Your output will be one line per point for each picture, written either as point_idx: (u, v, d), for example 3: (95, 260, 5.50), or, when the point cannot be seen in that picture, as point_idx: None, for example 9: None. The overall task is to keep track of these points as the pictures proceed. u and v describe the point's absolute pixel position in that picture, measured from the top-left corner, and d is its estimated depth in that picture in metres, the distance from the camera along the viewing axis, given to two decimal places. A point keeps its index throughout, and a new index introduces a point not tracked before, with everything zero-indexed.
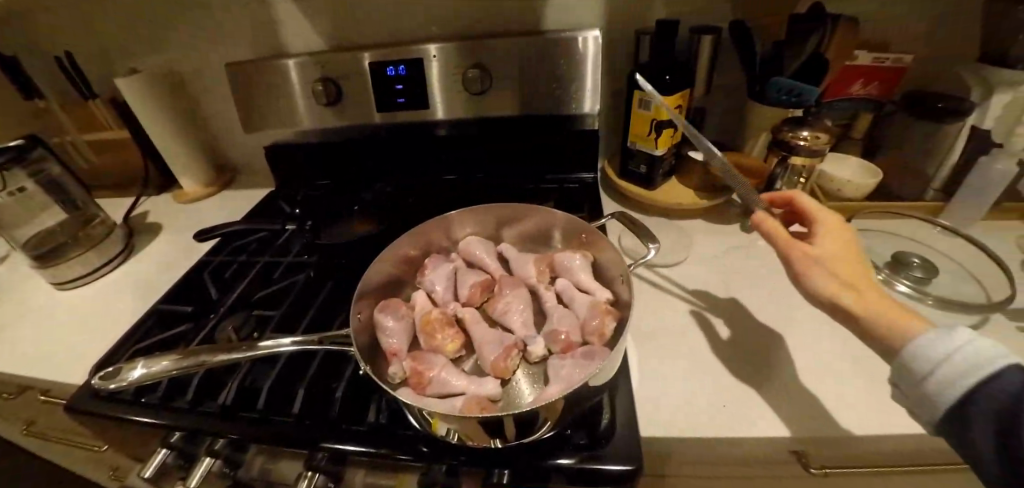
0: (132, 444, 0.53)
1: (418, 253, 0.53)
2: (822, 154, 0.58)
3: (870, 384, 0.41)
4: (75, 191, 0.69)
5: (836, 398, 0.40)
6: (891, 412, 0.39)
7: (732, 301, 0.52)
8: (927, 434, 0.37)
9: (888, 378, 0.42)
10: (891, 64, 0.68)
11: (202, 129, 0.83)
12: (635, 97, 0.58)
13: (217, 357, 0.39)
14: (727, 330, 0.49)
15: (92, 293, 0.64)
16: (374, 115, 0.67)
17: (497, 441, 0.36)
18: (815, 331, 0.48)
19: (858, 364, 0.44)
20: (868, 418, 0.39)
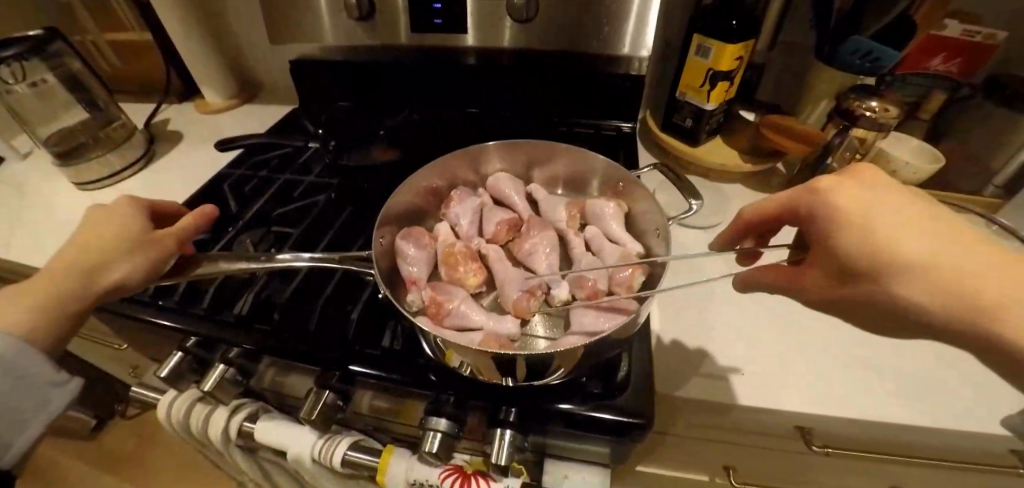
0: (149, 345, 0.55)
1: (444, 186, 0.51)
2: (887, 129, 0.51)
3: (885, 379, 0.41)
4: (98, 90, 0.66)
5: (848, 383, 0.40)
6: (900, 401, 0.39)
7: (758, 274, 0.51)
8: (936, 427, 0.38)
9: (905, 372, 0.42)
10: (980, 41, 0.57)
11: (227, 38, 0.79)
12: (693, 43, 0.53)
13: (236, 266, 0.38)
14: (752, 302, 0.48)
15: (113, 196, 0.63)
16: (401, 36, 0.63)
17: (509, 380, 0.35)
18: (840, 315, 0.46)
19: (878, 355, 0.43)
20: (881, 403, 0.39)
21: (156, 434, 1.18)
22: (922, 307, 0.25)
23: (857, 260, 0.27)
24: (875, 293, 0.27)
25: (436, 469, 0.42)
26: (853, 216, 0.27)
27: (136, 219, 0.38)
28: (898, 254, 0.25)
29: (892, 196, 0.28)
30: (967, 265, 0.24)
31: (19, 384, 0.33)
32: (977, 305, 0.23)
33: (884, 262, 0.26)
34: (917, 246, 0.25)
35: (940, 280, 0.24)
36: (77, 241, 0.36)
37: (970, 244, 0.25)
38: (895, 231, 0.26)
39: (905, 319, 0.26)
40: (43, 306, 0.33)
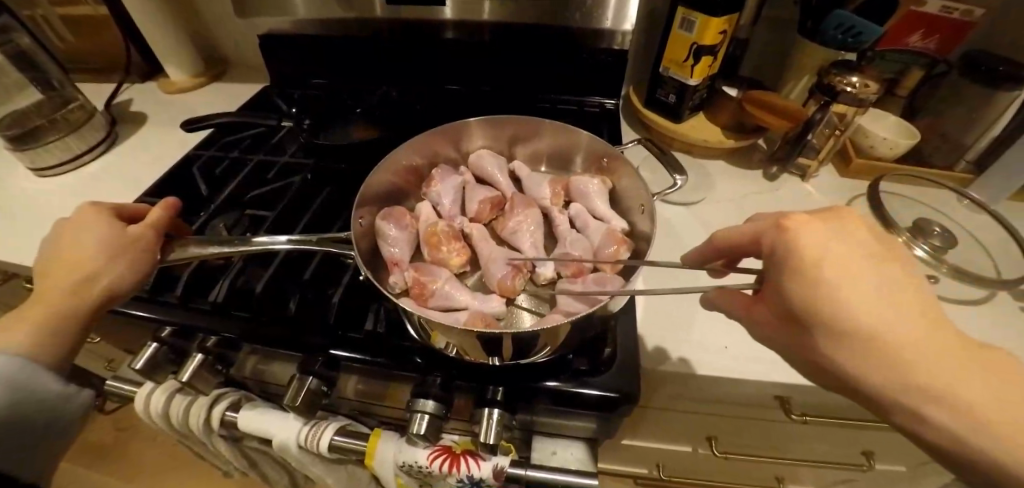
0: (121, 335, 0.52)
1: (425, 164, 0.50)
2: (866, 104, 0.51)
3: None
4: (52, 69, 0.61)
5: None
6: None
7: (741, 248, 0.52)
8: None
9: None
10: (959, 16, 0.57)
11: (191, 11, 0.75)
12: (678, 16, 0.52)
13: (210, 251, 0.36)
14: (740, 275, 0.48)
15: (74, 182, 0.60)
16: (376, 9, 0.62)
17: (495, 359, 0.35)
18: None
19: None
20: None
21: (138, 426, 1.16)
22: (857, 376, 0.22)
23: (805, 312, 0.23)
24: (815, 348, 0.23)
25: (424, 450, 0.42)
26: (816, 263, 0.23)
27: (104, 224, 0.35)
28: (850, 317, 0.22)
29: (864, 246, 0.24)
30: (916, 343, 0.21)
31: (30, 400, 0.30)
32: (910, 387, 0.21)
33: (832, 322, 0.22)
34: (873, 313, 0.21)
35: (883, 355, 0.21)
36: (52, 258, 0.34)
37: (926, 317, 0.21)
38: (855, 290, 0.22)
39: (835, 382, 0.23)
40: (46, 330, 0.31)
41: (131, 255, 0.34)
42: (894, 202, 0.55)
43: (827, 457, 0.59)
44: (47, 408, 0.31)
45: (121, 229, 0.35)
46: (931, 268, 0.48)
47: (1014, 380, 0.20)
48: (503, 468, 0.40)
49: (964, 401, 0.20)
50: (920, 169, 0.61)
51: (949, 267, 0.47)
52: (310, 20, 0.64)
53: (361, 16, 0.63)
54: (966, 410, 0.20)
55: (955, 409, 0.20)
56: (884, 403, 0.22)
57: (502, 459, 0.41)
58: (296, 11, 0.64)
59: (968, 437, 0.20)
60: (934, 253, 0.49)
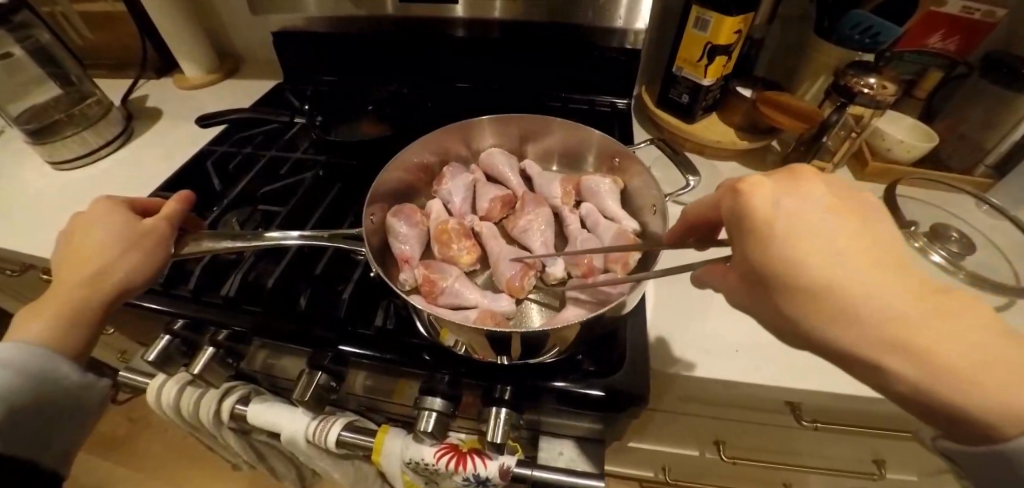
0: (134, 327, 0.53)
1: (436, 161, 0.50)
2: (885, 106, 0.50)
3: None
4: (70, 65, 0.63)
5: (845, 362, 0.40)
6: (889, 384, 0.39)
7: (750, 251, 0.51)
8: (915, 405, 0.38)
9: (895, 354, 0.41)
10: (981, 17, 0.55)
11: (206, 8, 0.76)
12: (692, 16, 0.52)
13: (222, 245, 0.36)
14: None
15: (91, 177, 0.61)
16: (387, 6, 0.62)
17: (503, 358, 0.35)
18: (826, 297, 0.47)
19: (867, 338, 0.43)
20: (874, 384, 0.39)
21: (149, 417, 1.18)
22: (818, 333, 0.21)
23: (765, 273, 0.23)
24: (778, 310, 0.23)
25: (431, 448, 0.42)
26: (771, 224, 0.23)
27: (117, 218, 0.35)
28: (805, 273, 0.21)
29: (821, 204, 0.23)
30: (875, 293, 0.20)
31: (52, 389, 0.31)
32: (871, 339, 0.20)
33: (792, 280, 0.22)
34: (828, 267, 0.21)
35: (841, 308, 0.20)
36: (66, 254, 0.34)
37: (883, 266, 0.21)
38: (808, 243, 0.21)
39: (801, 340, 0.23)
40: (60, 323, 0.31)
41: (142, 246, 0.35)
42: (909, 205, 0.54)
43: (837, 463, 0.58)
44: (65, 395, 0.32)
45: (131, 222, 0.35)
46: (947, 274, 0.47)
47: (976, 323, 0.20)
48: (509, 468, 0.40)
49: (926, 347, 0.19)
50: (937, 172, 0.60)
51: (965, 273, 0.46)
52: (322, 17, 0.65)
53: (372, 10, 0.63)
54: (932, 357, 0.19)
55: (918, 359, 0.19)
56: (850, 357, 0.21)
57: (508, 458, 0.41)
58: (307, 7, 0.64)
59: (939, 387, 0.19)
60: (951, 259, 0.48)
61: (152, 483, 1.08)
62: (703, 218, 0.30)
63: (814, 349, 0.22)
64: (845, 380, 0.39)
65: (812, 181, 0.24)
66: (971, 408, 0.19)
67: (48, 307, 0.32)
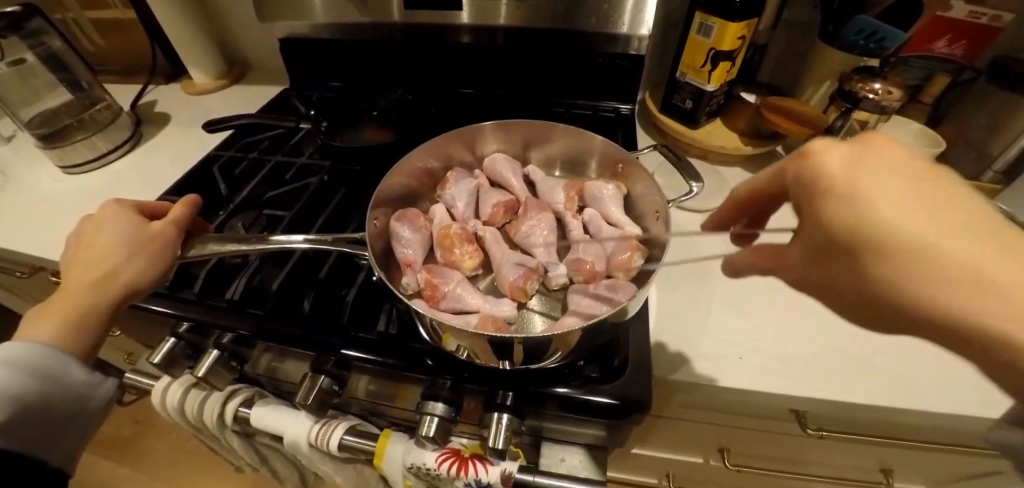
0: (140, 330, 0.54)
1: (439, 166, 0.50)
2: (890, 112, 0.50)
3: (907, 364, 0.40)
4: (81, 71, 0.64)
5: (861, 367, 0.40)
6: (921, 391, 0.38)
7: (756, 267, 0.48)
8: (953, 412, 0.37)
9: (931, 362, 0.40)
10: (989, 22, 0.55)
11: (215, 15, 0.77)
12: (695, 21, 0.52)
13: (227, 248, 0.37)
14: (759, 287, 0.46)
15: (98, 180, 0.62)
16: (393, 13, 0.63)
17: (505, 363, 0.35)
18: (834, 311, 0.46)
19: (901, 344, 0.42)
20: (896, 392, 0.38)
21: (152, 421, 1.18)
22: (912, 294, 0.19)
23: (842, 232, 0.21)
24: (858, 274, 0.21)
25: (432, 453, 0.42)
26: (848, 183, 0.21)
27: (127, 219, 0.36)
28: (892, 228, 0.20)
29: (905, 162, 0.21)
30: (979, 249, 0.18)
31: (55, 388, 0.31)
32: (978, 298, 0.18)
33: (877, 238, 0.20)
34: (918, 225, 0.19)
35: (937, 267, 0.19)
36: (76, 255, 0.35)
37: (979, 225, 0.19)
38: (894, 200, 0.20)
39: (885, 306, 0.21)
40: (67, 323, 0.31)
41: (149, 247, 0.35)
42: None
43: (842, 473, 0.57)
44: (70, 395, 0.32)
45: (140, 223, 0.36)
46: None
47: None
48: (511, 474, 0.40)
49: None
50: (945, 177, 0.59)
51: None
52: (328, 24, 0.66)
53: (378, 16, 0.64)
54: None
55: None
56: (947, 322, 0.19)
57: (510, 464, 0.41)
58: (314, 13, 0.65)
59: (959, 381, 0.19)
60: None
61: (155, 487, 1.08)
62: (765, 194, 0.28)
63: (899, 316, 0.20)
64: (850, 388, 0.38)
65: (888, 142, 0.22)
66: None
67: (54, 309, 0.32)
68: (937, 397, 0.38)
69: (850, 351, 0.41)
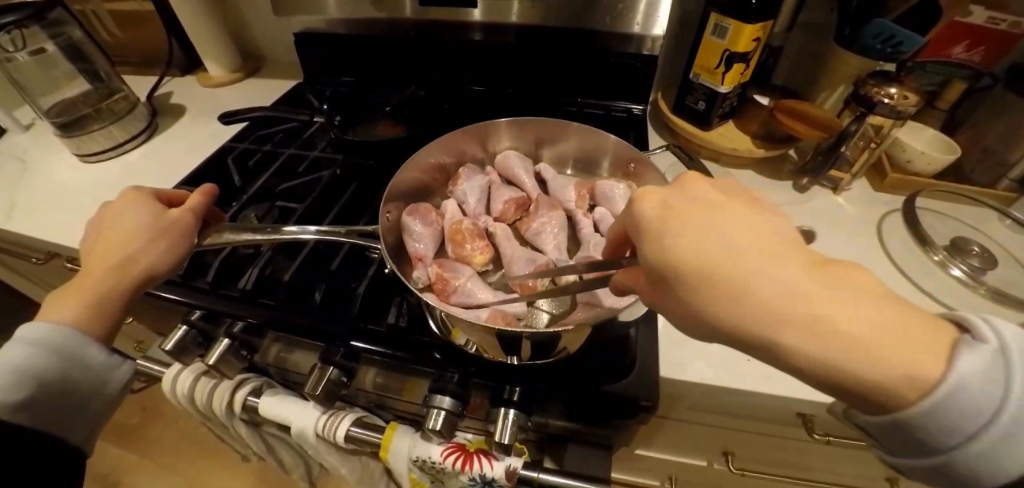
0: (154, 318, 0.55)
1: (451, 162, 0.51)
2: (906, 116, 0.50)
3: None
4: (100, 62, 0.65)
5: None
6: None
7: None
8: None
9: None
10: (1007, 28, 0.54)
11: (231, 8, 0.78)
12: (710, 23, 0.52)
13: (242, 237, 0.37)
14: None
15: (115, 169, 0.63)
16: (407, 9, 0.63)
17: (513, 358, 0.35)
18: None
19: None
20: None
21: (161, 408, 1.20)
22: (714, 313, 0.20)
23: (660, 264, 0.23)
24: (679, 302, 0.22)
25: (438, 447, 0.42)
26: (661, 220, 0.23)
27: (146, 206, 0.37)
28: (688, 256, 0.21)
29: (707, 197, 0.23)
30: (757, 267, 0.20)
31: (75, 370, 0.32)
32: (757, 313, 0.19)
33: (680, 268, 0.22)
34: (708, 253, 0.21)
35: (721, 287, 0.20)
36: (95, 240, 0.36)
37: (766, 242, 0.21)
38: (688, 233, 0.22)
39: (706, 331, 0.22)
40: (82, 307, 0.32)
41: (165, 234, 0.36)
42: (928, 216, 0.53)
43: (847, 479, 0.57)
44: (90, 377, 0.32)
45: (158, 211, 0.37)
46: (968, 288, 0.46)
47: (866, 288, 0.19)
48: (516, 469, 0.40)
49: (818, 316, 0.18)
50: (959, 185, 0.58)
51: (987, 289, 0.45)
52: (342, 19, 0.66)
53: (391, 12, 0.64)
54: (826, 329, 0.18)
55: (814, 329, 0.18)
56: (747, 337, 0.20)
57: (515, 460, 0.41)
58: (327, 8, 0.65)
59: None
60: (973, 274, 0.46)
61: (163, 474, 1.10)
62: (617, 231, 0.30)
63: (722, 337, 0.21)
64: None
65: (698, 180, 0.25)
66: (868, 385, 0.17)
67: (73, 293, 0.32)
68: None
69: None
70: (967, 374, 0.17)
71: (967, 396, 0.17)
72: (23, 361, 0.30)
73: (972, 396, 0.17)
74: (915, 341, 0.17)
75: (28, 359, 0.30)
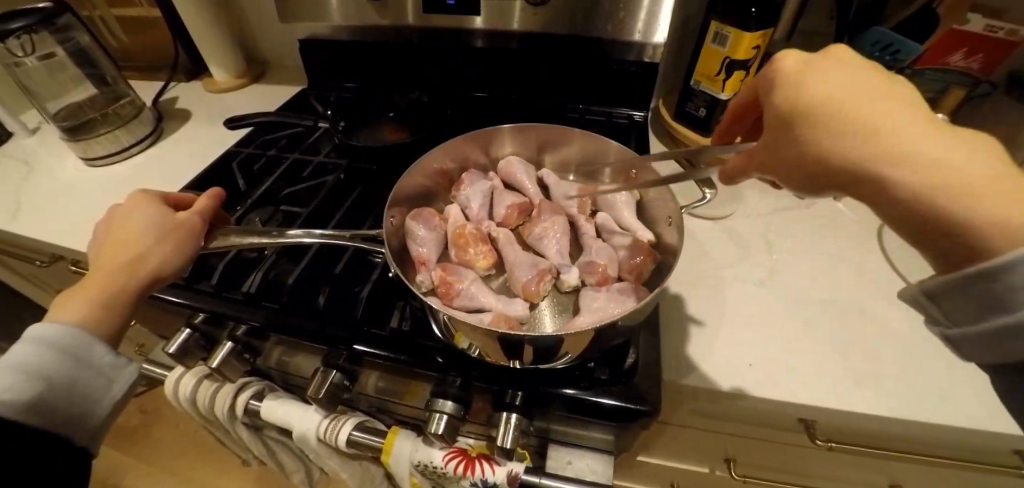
0: (157, 321, 0.55)
1: (454, 168, 0.51)
2: None
3: (889, 371, 0.40)
4: (106, 65, 0.66)
5: (853, 375, 0.40)
6: (900, 398, 0.38)
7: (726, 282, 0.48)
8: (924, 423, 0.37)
9: (922, 376, 0.40)
10: (1004, 35, 0.53)
11: (236, 14, 0.79)
12: (710, 31, 0.52)
13: (248, 241, 0.38)
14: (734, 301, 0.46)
15: (119, 173, 0.63)
16: (410, 15, 0.64)
17: (515, 363, 0.35)
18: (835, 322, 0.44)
19: (887, 356, 0.41)
20: (881, 399, 0.38)
21: (161, 412, 1.20)
22: (821, 151, 0.24)
23: (782, 110, 0.26)
24: (790, 147, 0.26)
25: (439, 451, 0.42)
26: (799, 72, 0.26)
27: (156, 207, 0.38)
28: (813, 97, 0.25)
29: (855, 61, 0.26)
30: (878, 112, 0.22)
31: (83, 369, 0.32)
32: None
33: (803, 107, 0.25)
34: (835, 97, 0.24)
35: (834, 120, 0.23)
36: (104, 240, 0.36)
37: None
38: (829, 78, 0.25)
39: (810, 169, 0.25)
40: (95, 308, 0.32)
41: (177, 234, 0.37)
42: None
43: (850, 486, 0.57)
44: (97, 377, 0.32)
45: (167, 212, 0.38)
46: None
47: None
48: (517, 474, 0.40)
49: (900, 142, 0.21)
50: None
51: None
52: (346, 25, 0.67)
53: (395, 19, 0.65)
54: (922, 159, 0.20)
55: (907, 163, 0.21)
56: None
57: (517, 464, 0.41)
58: (332, 15, 0.66)
59: None
60: None
61: (162, 477, 1.10)
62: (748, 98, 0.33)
63: None
64: (861, 396, 0.38)
65: (846, 51, 0.26)
66: None
67: (83, 293, 0.33)
68: (955, 410, 0.37)
69: (835, 353, 0.41)
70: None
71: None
72: (30, 361, 0.30)
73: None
74: (1016, 188, 0.19)
75: (36, 359, 0.30)
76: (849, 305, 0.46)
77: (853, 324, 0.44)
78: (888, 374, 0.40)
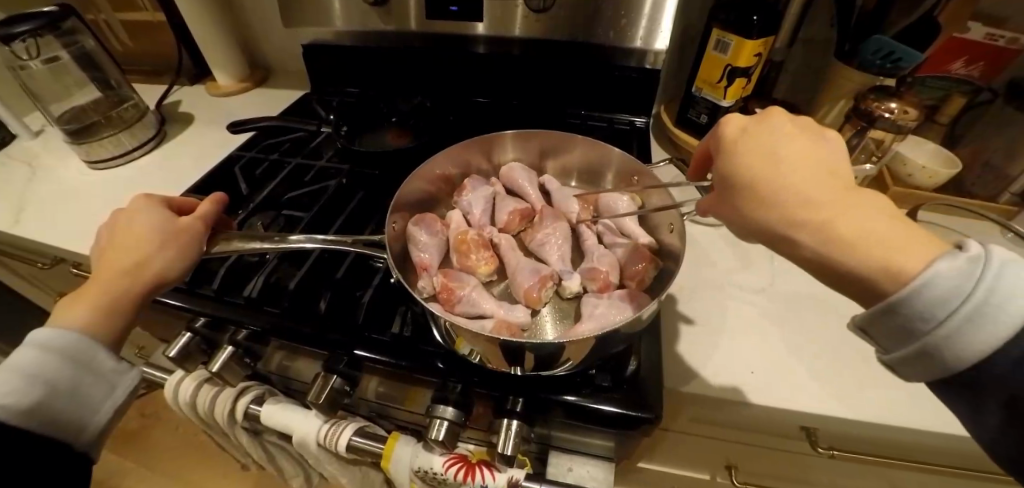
0: (158, 324, 0.55)
1: (457, 173, 0.51)
2: (909, 130, 0.51)
3: (891, 378, 0.40)
4: (111, 70, 0.67)
5: (855, 382, 0.39)
6: (903, 406, 0.38)
7: (723, 287, 0.48)
8: (925, 430, 0.37)
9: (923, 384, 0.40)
10: (1006, 44, 0.54)
11: (240, 18, 0.79)
12: (712, 38, 0.53)
13: (250, 245, 0.38)
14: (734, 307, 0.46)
15: (122, 176, 0.63)
16: (411, 21, 0.64)
17: (516, 369, 0.35)
18: (836, 330, 0.44)
19: None
20: (882, 406, 0.38)
21: (160, 415, 1.20)
22: (751, 216, 0.26)
23: (720, 175, 0.29)
24: (729, 207, 0.28)
25: (440, 457, 0.42)
26: (734, 141, 0.29)
27: (158, 212, 0.38)
28: (744, 166, 0.27)
29: (788, 125, 0.28)
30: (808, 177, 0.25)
31: (86, 374, 0.32)
32: None
33: (735, 173, 0.27)
34: (761, 166, 0.26)
35: (758, 190, 0.26)
36: (106, 245, 0.36)
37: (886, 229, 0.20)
38: (760, 146, 0.27)
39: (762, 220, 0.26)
40: (98, 312, 0.33)
41: (179, 239, 0.37)
42: None
43: None
44: (99, 381, 0.32)
45: (169, 216, 0.38)
46: None
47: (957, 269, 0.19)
48: (518, 480, 0.40)
49: (811, 211, 0.23)
50: (961, 198, 0.58)
51: None
52: (349, 30, 0.67)
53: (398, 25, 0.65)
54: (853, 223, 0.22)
55: (818, 229, 0.23)
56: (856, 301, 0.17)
57: (517, 471, 0.41)
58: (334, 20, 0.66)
59: None
60: None
61: (162, 480, 1.09)
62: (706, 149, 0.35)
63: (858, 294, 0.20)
64: (863, 403, 0.38)
65: (782, 115, 0.28)
66: None
67: (86, 297, 0.33)
68: None
69: (837, 361, 0.41)
70: (943, 271, 0.20)
71: (942, 286, 0.20)
72: (32, 366, 0.30)
73: (944, 289, 0.20)
74: (910, 245, 0.21)
75: (39, 364, 0.30)
76: (849, 312, 0.46)
77: (854, 332, 0.44)
78: (889, 381, 0.40)
